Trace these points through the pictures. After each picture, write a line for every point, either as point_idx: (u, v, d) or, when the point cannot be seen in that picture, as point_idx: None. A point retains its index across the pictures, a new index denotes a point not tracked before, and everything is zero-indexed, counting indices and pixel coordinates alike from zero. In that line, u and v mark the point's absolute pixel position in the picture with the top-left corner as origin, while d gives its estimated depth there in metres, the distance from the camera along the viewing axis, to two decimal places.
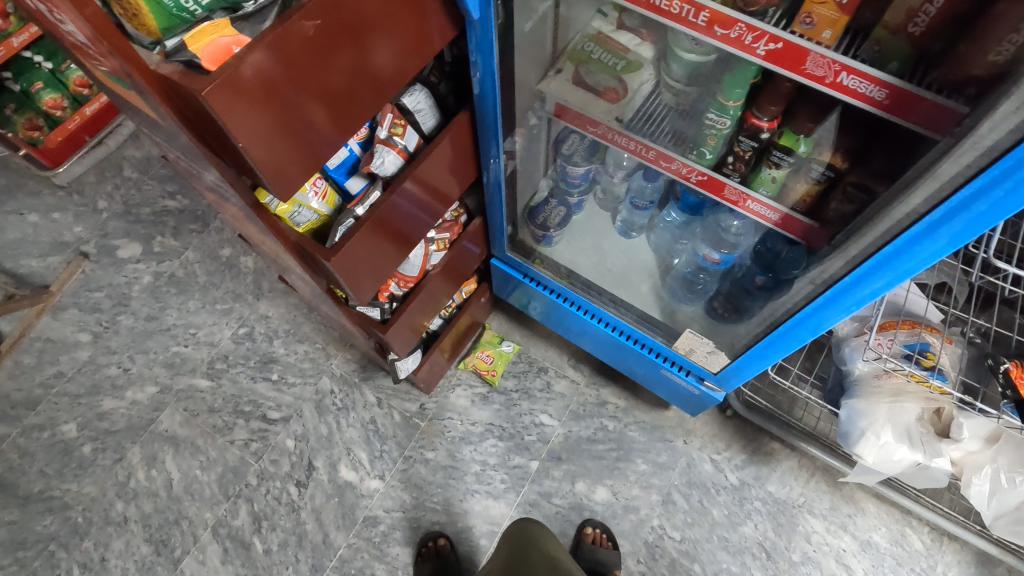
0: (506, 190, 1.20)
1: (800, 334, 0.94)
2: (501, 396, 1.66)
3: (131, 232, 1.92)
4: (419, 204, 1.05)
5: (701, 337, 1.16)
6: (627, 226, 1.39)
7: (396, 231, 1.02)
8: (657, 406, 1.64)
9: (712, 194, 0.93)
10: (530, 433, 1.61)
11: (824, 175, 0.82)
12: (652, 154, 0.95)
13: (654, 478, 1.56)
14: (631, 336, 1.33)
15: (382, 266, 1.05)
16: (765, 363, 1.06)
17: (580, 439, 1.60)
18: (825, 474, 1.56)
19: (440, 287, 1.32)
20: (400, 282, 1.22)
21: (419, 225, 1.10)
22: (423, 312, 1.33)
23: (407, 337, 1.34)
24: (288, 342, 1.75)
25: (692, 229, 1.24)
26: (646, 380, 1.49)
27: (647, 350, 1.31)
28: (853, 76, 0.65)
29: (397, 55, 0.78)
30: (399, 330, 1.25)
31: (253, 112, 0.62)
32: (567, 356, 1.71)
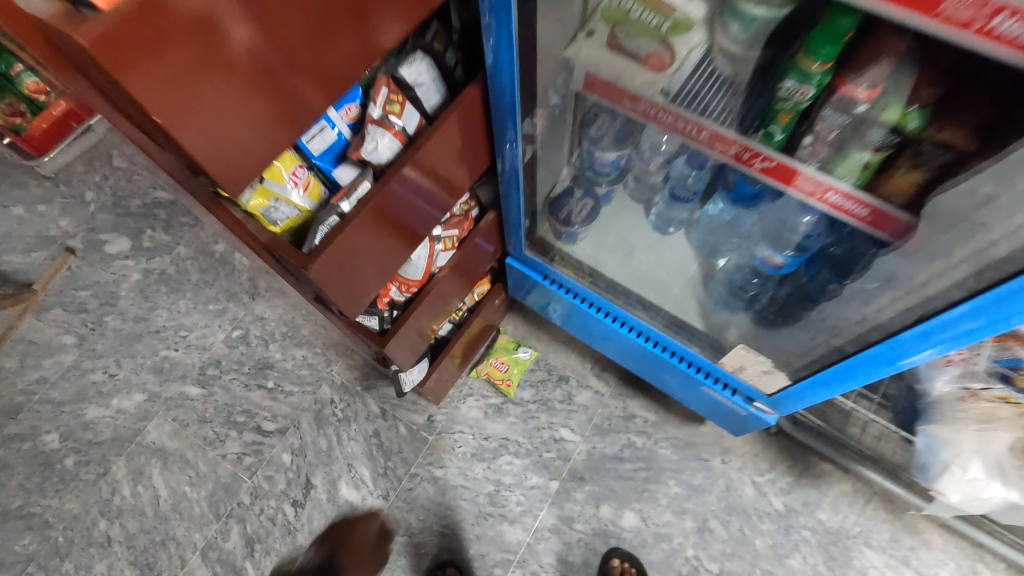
0: (524, 179, 1.02)
1: (879, 370, 0.79)
2: (517, 408, 1.50)
3: (120, 226, 1.79)
4: (422, 195, 0.89)
5: (759, 356, 0.99)
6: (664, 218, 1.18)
7: (394, 230, 0.87)
8: (692, 420, 1.47)
9: (779, 185, 0.74)
10: (549, 449, 1.46)
11: (941, 161, 0.62)
12: (705, 135, 0.77)
13: (688, 502, 1.39)
14: (664, 346, 1.16)
15: (379, 270, 0.89)
16: (833, 391, 0.90)
17: (605, 457, 1.44)
18: (884, 500, 1.37)
19: (448, 291, 1.16)
20: (402, 286, 1.05)
21: (420, 219, 0.93)
22: (427, 321, 1.16)
23: (407, 350, 1.17)
24: (285, 347, 1.61)
25: (741, 224, 1.04)
26: (678, 391, 1.32)
27: (686, 364, 1.15)
28: (1017, 16, 0.45)
29: (390, 24, 0.65)
30: (399, 341, 1.08)
31: (195, 86, 0.50)
32: (590, 364, 1.54)
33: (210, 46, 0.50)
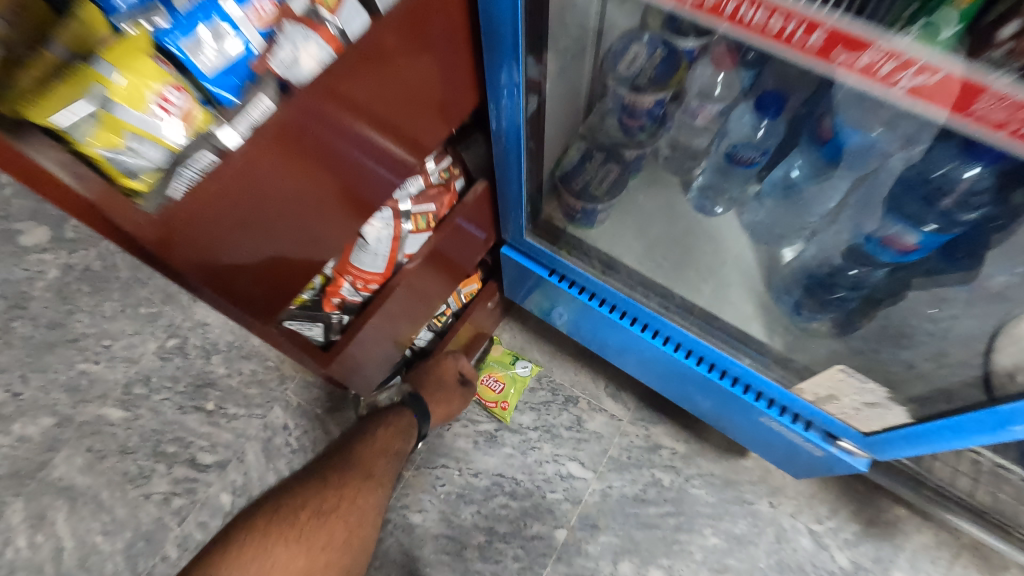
0: (528, 141, 0.75)
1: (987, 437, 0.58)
2: (514, 437, 1.21)
3: (38, 212, 1.49)
4: (373, 153, 0.62)
5: (866, 382, 0.72)
6: (710, 198, 0.87)
7: (322, 197, 0.60)
8: (732, 452, 1.18)
9: (937, 110, 0.45)
10: (554, 489, 1.17)
11: None
12: (820, 39, 0.45)
13: (729, 557, 1.11)
14: (704, 359, 0.88)
15: (300, 253, 0.63)
16: (949, 445, 0.64)
17: (623, 499, 1.16)
18: (976, 556, 1.09)
19: (424, 288, 0.87)
20: (356, 281, 0.77)
21: (369, 184, 0.66)
22: (396, 328, 0.87)
23: (371, 366, 0.89)
24: (230, 359, 1.31)
25: (832, 193, 0.73)
26: (714, 416, 1.06)
27: (737, 386, 0.86)
28: None
29: None
30: (350, 358, 0.79)
31: None
32: (604, 383, 1.25)
33: None
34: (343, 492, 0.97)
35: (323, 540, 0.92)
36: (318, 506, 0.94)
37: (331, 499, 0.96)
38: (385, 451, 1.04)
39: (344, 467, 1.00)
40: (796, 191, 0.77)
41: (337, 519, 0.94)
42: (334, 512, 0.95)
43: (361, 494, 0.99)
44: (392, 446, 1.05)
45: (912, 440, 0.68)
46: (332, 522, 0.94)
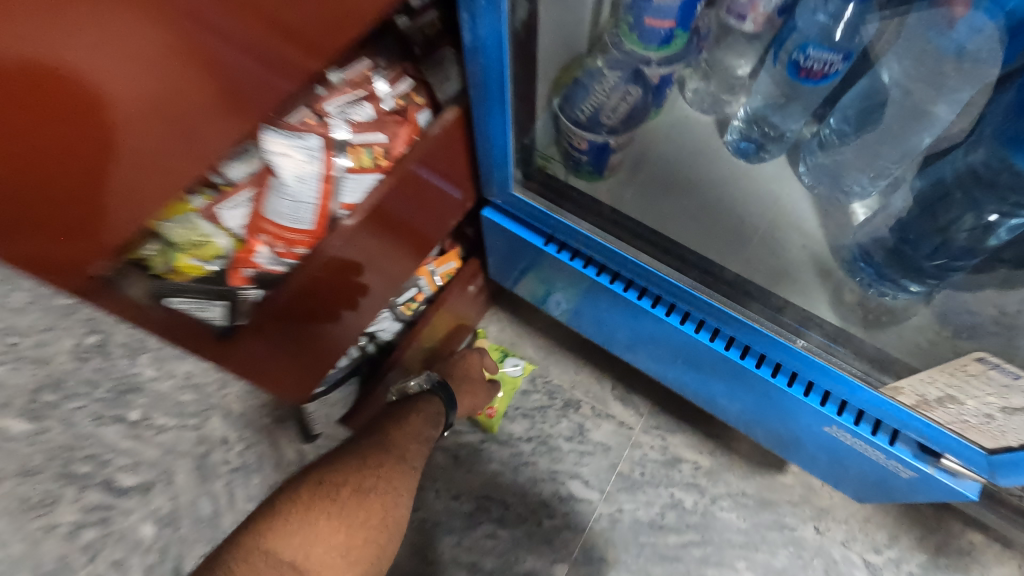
0: (515, 51, 0.53)
1: None
2: (503, 451, 1.00)
3: None
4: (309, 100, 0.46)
5: (1017, 378, 0.47)
6: (757, 140, 0.67)
7: (156, 78, 0.34)
8: (767, 467, 0.97)
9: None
10: (552, 514, 0.96)
11: None
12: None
13: None
14: (753, 351, 0.69)
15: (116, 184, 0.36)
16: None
17: (636, 527, 0.95)
18: None
19: (377, 256, 0.64)
20: (274, 241, 0.54)
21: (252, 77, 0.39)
22: (336, 313, 0.65)
23: (301, 360, 0.67)
24: (160, 359, 1.09)
25: (936, 118, 0.52)
26: (743, 422, 0.87)
27: (791, 384, 0.67)
28: None
29: None
30: (259, 341, 0.58)
31: None
32: (611, 384, 1.04)
33: None
34: (380, 470, 0.75)
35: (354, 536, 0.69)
36: (356, 487, 0.72)
37: (369, 479, 0.73)
38: (420, 430, 0.83)
39: (382, 444, 0.78)
40: (880, 122, 0.57)
41: (376, 502, 0.72)
42: (373, 492, 0.73)
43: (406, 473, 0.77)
44: (422, 428, 0.83)
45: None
46: (368, 507, 0.71)
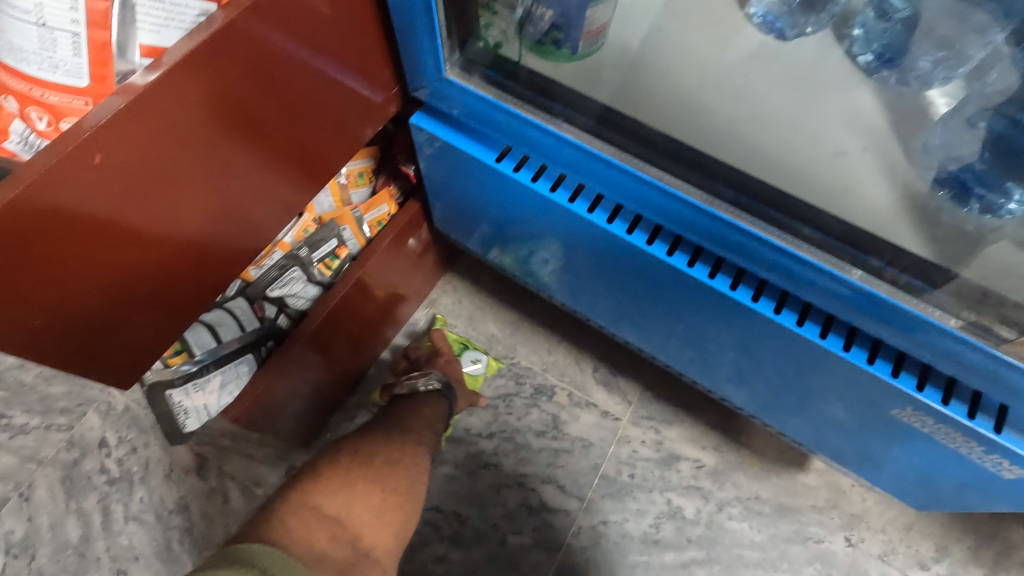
0: None
1: None
2: (457, 451, 0.80)
3: None
4: None
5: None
6: (793, 14, 0.48)
7: None
8: (784, 464, 0.79)
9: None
10: (519, 529, 0.76)
11: None
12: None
13: None
14: (792, 307, 0.50)
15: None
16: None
17: (624, 545, 0.75)
18: None
19: (236, 150, 0.42)
20: (35, 109, 0.35)
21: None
22: (175, 241, 0.43)
23: (116, 319, 0.43)
24: None
25: None
26: (761, 411, 0.68)
27: (841, 348, 0.48)
28: None
29: None
30: (25, 274, 0.34)
31: None
32: (593, 365, 0.84)
33: None
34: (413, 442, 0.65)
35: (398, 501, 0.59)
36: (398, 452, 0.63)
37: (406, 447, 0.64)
38: (436, 413, 0.71)
39: (403, 419, 0.68)
40: None
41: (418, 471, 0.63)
42: (407, 460, 0.63)
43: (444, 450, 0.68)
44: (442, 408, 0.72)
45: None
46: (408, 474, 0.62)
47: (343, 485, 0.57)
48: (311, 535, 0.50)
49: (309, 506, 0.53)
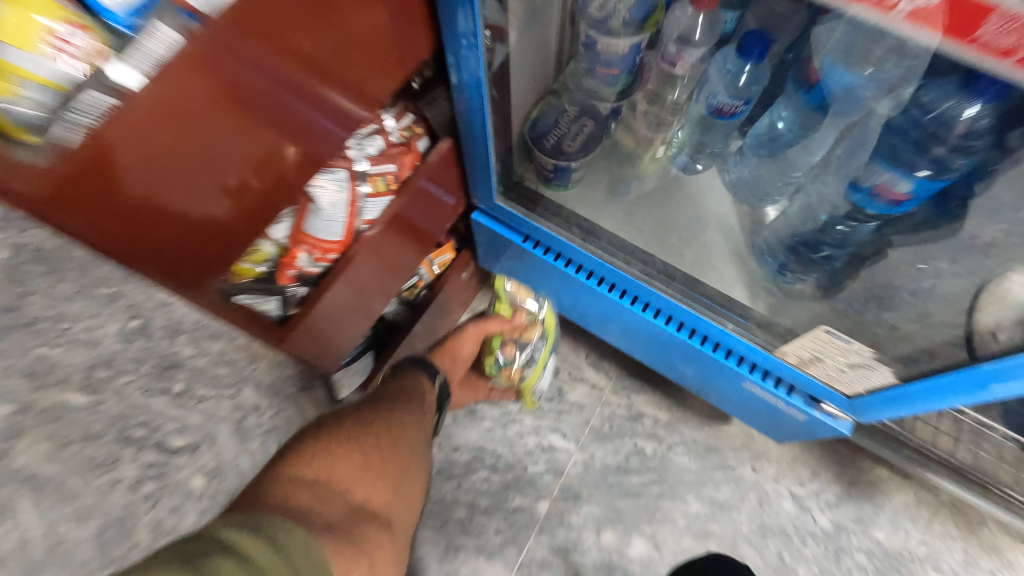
0: (492, 97, 0.70)
1: (960, 397, 0.56)
2: (494, 410, 1.18)
3: None
4: (328, 110, 0.58)
5: (851, 342, 0.66)
6: (691, 153, 0.83)
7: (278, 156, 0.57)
8: (713, 419, 1.17)
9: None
10: (536, 461, 1.15)
11: None
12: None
13: (712, 523, 1.10)
14: (693, 329, 0.85)
15: (238, 230, 0.58)
16: (915, 410, 0.62)
17: (606, 469, 1.14)
18: (953, 512, 1.10)
19: (391, 256, 0.82)
20: (314, 251, 0.71)
21: (310, 137, 0.58)
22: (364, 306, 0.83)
23: (340, 343, 0.84)
24: (195, 340, 1.27)
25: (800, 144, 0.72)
26: (698, 384, 1.01)
27: (718, 351, 0.84)
28: None
29: None
30: (315, 334, 0.76)
31: None
32: (584, 352, 1.22)
33: None
34: (391, 414, 0.85)
35: (379, 461, 0.78)
36: (378, 423, 0.83)
37: (383, 418, 0.84)
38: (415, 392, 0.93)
39: (381, 394, 0.89)
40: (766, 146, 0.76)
41: (396, 433, 0.83)
42: (379, 423, 0.83)
43: (416, 422, 0.88)
44: (424, 390, 0.95)
45: (895, 402, 0.64)
46: (386, 440, 0.81)
47: (327, 457, 0.74)
48: (295, 494, 0.66)
49: (300, 478, 0.69)
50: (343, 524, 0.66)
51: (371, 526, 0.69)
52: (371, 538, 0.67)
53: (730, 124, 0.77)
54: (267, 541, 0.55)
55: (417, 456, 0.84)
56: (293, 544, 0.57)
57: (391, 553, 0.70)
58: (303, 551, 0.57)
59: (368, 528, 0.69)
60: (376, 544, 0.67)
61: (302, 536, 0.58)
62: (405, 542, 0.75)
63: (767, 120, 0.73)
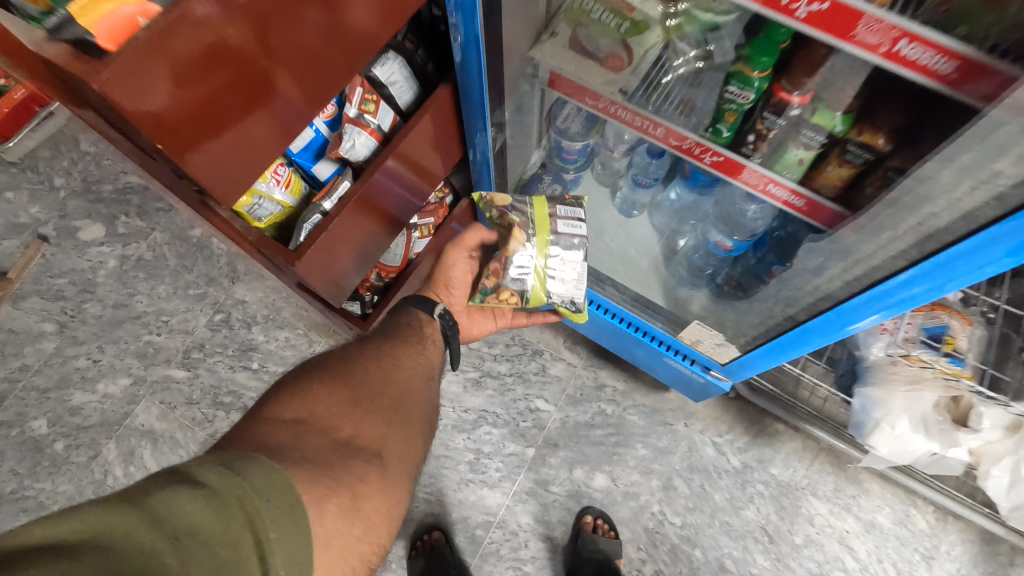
0: (495, 166, 1.12)
1: (824, 337, 0.85)
2: (494, 381, 1.58)
3: (92, 212, 1.76)
4: (410, 188, 1.02)
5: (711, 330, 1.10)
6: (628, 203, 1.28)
7: (383, 224, 1.01)
8: (657, 388, 1.58)
9: (831, 37, 0.58)
10: (525, 418, 1.55)
11: (822, 142, 0.73)
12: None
13: (654, 463, 1.51)
14: (634, 325, 1.25)
15: (358, 266, 1.02)
16: (781, 358, 0.99)
17: (577, 424, 1.54)
18: (830, 455, 1.51)
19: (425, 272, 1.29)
20: (382, 272, 1.20)
21: (405, 209, 1.06)
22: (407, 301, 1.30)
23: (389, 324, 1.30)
24: (267, 329, 1.66)
25: (694, 206, 1.16)
26: (645, 363, 1.34)
27: (649, 339, 1.24)
28: (915, 44, 0.54)
29: (310, 25, 0.66)
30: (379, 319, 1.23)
31: (179, 70, 0.55)
32: (563, 338, 1.63)
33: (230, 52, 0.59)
34: (388, 346, 0.91)
35: (368, 395, 0.79)
36: (368, 359, 0.86)
37: (370, 355, 0.87)
38: (414, 327, 1.01)
39: (365, 343, 0.91)
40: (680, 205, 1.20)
41: (386, 369, 0.85)
42: (357, 367, 0.83)
43: (411, 358, 0.92)
44: (421, 321, 1.03)
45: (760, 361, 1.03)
46: (376, 373, 0.84)
47: (308, 398, 0.73)
48: (273, 432, 0.66)
49: (279, 419, 0.68)
50: (325, 458, 0.65)
51: (358, 459, 0.68)
52: (357, 470, 0.66)
53: (652, 189, 1.20)
54: (228, 468, 0.54)
55: (413, 389, 0.86)
56: (253, 471, 0.55)
57: (383, 484, 0.68)
58: (264, 474, 0.56)
59: (354, 461, 0.67)
60: (364, 479, 0.66)
61: (267, 463, 0.57)
62: (404, 472, 0.73)
63: (668, 190, 1.20)
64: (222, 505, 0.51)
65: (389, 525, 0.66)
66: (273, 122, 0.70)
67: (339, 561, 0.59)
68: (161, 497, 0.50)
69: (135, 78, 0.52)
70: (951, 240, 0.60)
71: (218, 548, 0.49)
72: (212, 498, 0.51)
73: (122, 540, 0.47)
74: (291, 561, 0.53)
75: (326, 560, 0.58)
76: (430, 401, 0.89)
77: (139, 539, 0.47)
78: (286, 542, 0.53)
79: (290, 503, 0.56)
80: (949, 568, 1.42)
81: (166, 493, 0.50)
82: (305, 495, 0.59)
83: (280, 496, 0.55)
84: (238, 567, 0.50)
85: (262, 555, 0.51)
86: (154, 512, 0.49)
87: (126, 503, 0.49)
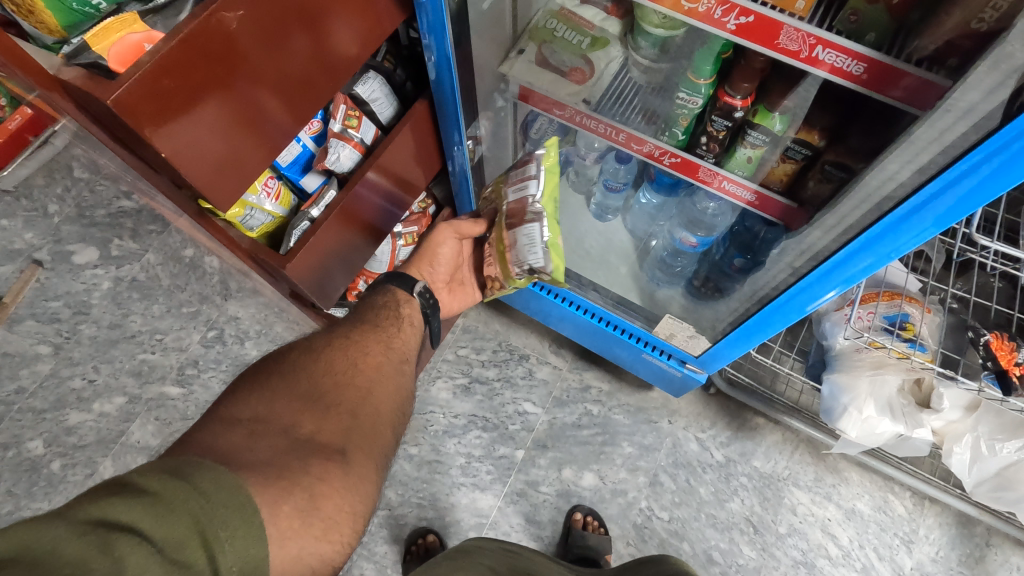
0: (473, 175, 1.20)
1: (788, 318, 0.91)
2: (483, 386, 1.63)
3: (86, 236, 1.81)
4: (391, 198, 1.08)
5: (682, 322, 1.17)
6: (603, 209, 1.35)
7: (367, 232, 1.07)
8: (641, 387, 1.63)
9: (759, 46, 0.66)
10: (514, 422, 1.59)
11: (762, 138, 0.80)
12: None
13: (640, 460, 1.56)
14: (613, 324, 1.29)
15: (346, 272, 1.08)
16: (749, 345, 1.05)
17: (565, 425, 1.59)
18: (809, 446, 1.57)
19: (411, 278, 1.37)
20: (368, 279, 1.27)
21: (388, 219, 1.12)
22: None
23: None
24: (260, 343, 1.71)
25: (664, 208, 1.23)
26: (626, 362, 1.39)
27: (628, 336, 1.29)
28: (829, 49, 0.62)
29: (296, 51, 0.73)
30: None
31: (181, 82, 0.61)
32: (548, 342, 1.68)
33: (226, 69, 0.65)
34: (359, 333, 0.96)
35: (329, 390, 0.82)
36: (337, 349, 0.90)
37: (335, 346, 0.91)
38: (392, 306, 1.08)
39: (334, 333, 0.95)
40: (653, 210, 1.28)
41: (355, 358, 0.90)
42: (321, 356, 0.87)
43: (383, 344, 0.97)
44: (399, 302, 1.09)
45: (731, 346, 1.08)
46: (344, 363, 0.88)
47: (267, 398, 0.77)
48: (231, 433, 0.69)
49: (239, 419, 0.72)
50: (283, 459, 0.69)
51: (320, 457, 0.72)
52: (315, 469, 0.70)
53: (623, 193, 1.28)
54: (175, 475, 0.58)
55: (383, 375, 0.91)
56: (202, 476, 0.59)
57: (344, 482, 0.72)
58: (212, 478, 0.59)
59: (314, 461, 0.71)
60: (323, 478, 0.70)
61: (215, 468, 0.61)
62: (371, 467, 0.77)
63: (639, 194, 1.28)
64: (167, 511, 0.55)
65: (353, 522, 0.71)
66: (263, 138, 0.76)
67: (295, 561, 0.63)
68: (97, 509, 0.53)
69: (143, 87, 0.58)
70: (885, 211, 0.66)
71: (163, 550, 0.53)
72: (154, 504, 0.55)
73: (48, 555, 0.48)
74: (241, 556, 0.57)
75: (282, 557, 0.62)
76: (402, 387, 0.94)
77: (69, 550, 0.49)
78: (236, 540, 0.57)
79: (239, 503, 0.59)
80: (928, 551, 1.47)
81: (104, 504, 0.53)
82: (260, 497, 0.62)
83: (230, 497, 0.59)
84: (182, 565, 0.53)
85: (211, 553, 0.55)
86: (90, 523, 0.52)
87: (59, 516, 0.51)
